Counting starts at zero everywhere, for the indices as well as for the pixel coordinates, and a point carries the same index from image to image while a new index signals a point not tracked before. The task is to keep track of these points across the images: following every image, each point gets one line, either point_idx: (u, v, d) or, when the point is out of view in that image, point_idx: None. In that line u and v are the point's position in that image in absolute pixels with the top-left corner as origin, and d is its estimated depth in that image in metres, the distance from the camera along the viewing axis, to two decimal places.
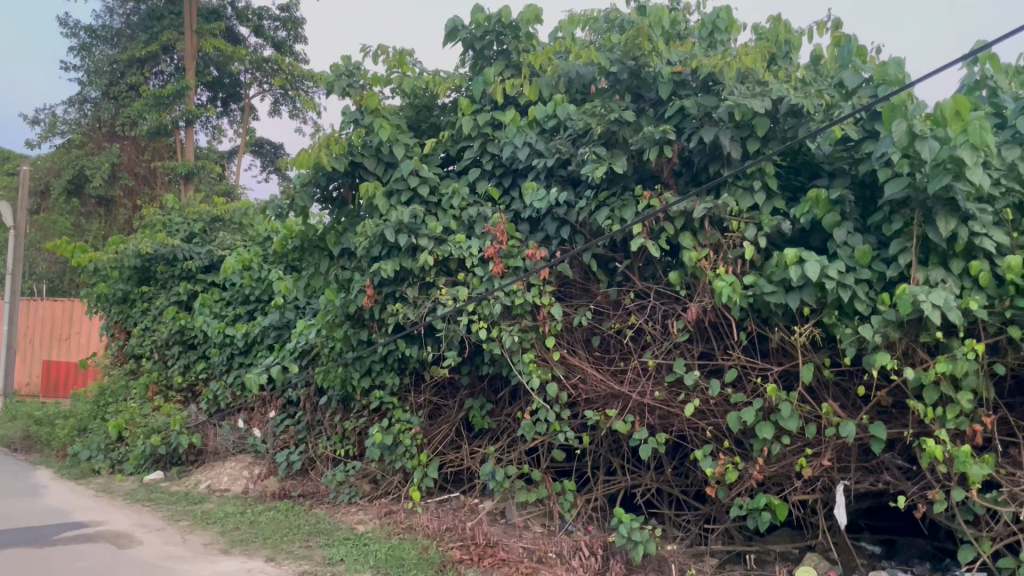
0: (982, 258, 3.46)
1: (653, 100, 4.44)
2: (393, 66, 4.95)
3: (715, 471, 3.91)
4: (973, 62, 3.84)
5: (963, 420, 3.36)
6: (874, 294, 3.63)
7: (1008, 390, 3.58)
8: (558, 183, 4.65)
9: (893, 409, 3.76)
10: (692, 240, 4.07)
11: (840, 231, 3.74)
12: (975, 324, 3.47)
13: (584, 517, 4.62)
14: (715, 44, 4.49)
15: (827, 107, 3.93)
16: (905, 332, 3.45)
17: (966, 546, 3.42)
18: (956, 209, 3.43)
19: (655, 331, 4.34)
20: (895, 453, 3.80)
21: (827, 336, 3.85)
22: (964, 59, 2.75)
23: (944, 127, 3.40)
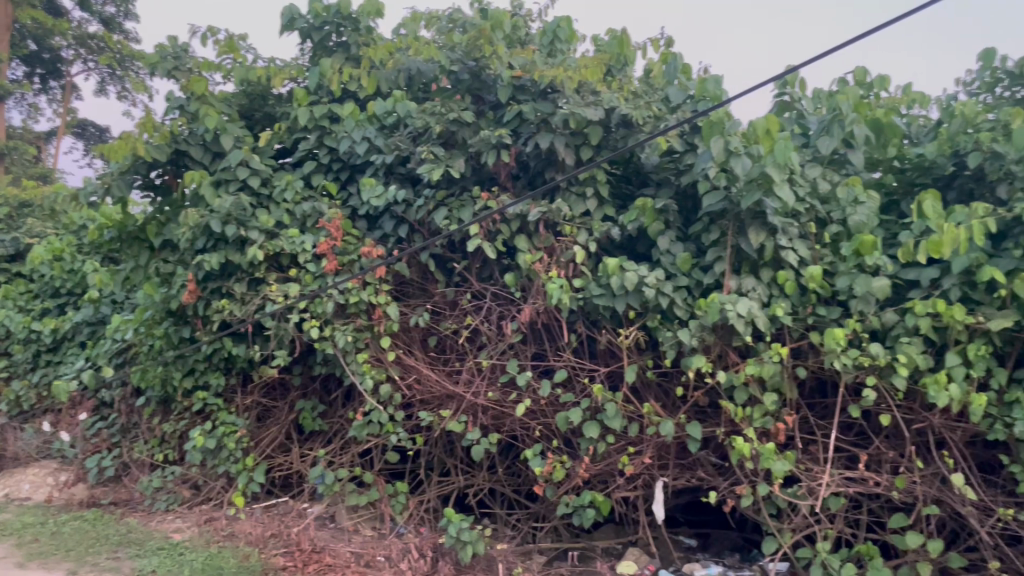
0: (788, 269, 3.71)
1: (493, 103, 4.48)
2: (224, 52, 4.72)
3: (543, 470, 3.98)
4: (782, 85, 4.12)
5: (768, 419, 3.59)
6: (692, 299, 3.81)
7: (810, 390, 3.83)
8: (397, 180, 4.58)
9: (709, 409, 3.96)
10: (526, 243, 4.12)
11: (664, 239, 3.92)
12: (782, 329, 3.71)
13: (416, 519, 4.59)
14: (555, 54, 4.49)
15: (655, 119, 4.10)
16: (720, 336, 3.65)
17: (769, 538, 3.62)
18: (766, 222, 3.66)
19: (490, 332, 4.37)
20: (709, 451, 4.00)
21: (651, 339, 4.02)
22: (771, 82, 2.95)
23: (757, 144, 3.61)
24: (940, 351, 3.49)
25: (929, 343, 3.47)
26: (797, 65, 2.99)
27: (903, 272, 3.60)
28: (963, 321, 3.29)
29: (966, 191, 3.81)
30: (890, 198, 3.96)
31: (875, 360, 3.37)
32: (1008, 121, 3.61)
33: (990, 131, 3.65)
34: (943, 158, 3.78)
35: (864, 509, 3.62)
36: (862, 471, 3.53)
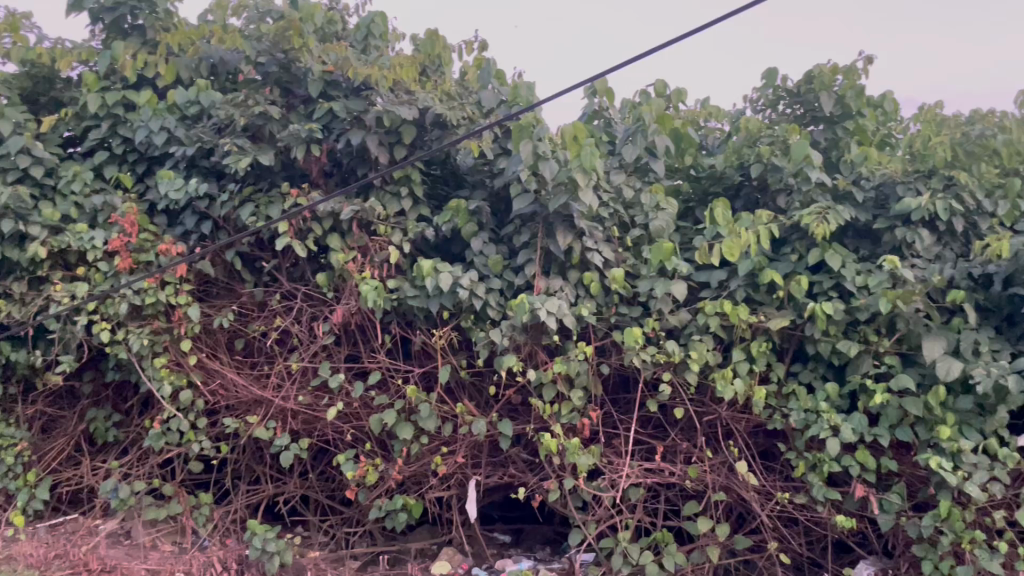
0: (593, 270, 3.85)
1: (303, 97, 4.34)
2: (2, 31, 4.29)
3: (355, 474, 3.89)
4: (592, 94, 4.16)
5: (575, 415, 3.71)
6: (505, 300, 3.86)
7: (614, 386, 3.98)
8: (200, 174, 4.32)
9: (520, 407, 4.02)
10: (339, 241, 3.99)
11: (477, 240, 3.94)
12: (587, 328, 3.84)
13: (221, 531, 4.37)
14: (369, 49, 4.42)
15: (470, 122, 4.14)
16: (529, 336, 3.73)
17: (575, 530, 3.72)
18: (572, 225, 3.78)
19: (301, 334, 4.22)
20: (520, 448, 4.07)
21: (464, 339, 4.03)
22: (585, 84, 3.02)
23: (564, 149, 3.70)
24: (728, 347, 3.74)
25: (718, 340, 3.71)
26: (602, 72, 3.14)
27: (696, 273, 3.82)
28: (747, 320, 3.55)
29: (752, 201, 4.11)
30: (686, 206, 4.20)
31: (671, 357, 3.56)
32: (786, 136, 3.90)
33: (771, 145, 3.94)
34: (731, 169, 4.06)
35: (661, 498, 3.80)
36: (659, 461, 3.72)
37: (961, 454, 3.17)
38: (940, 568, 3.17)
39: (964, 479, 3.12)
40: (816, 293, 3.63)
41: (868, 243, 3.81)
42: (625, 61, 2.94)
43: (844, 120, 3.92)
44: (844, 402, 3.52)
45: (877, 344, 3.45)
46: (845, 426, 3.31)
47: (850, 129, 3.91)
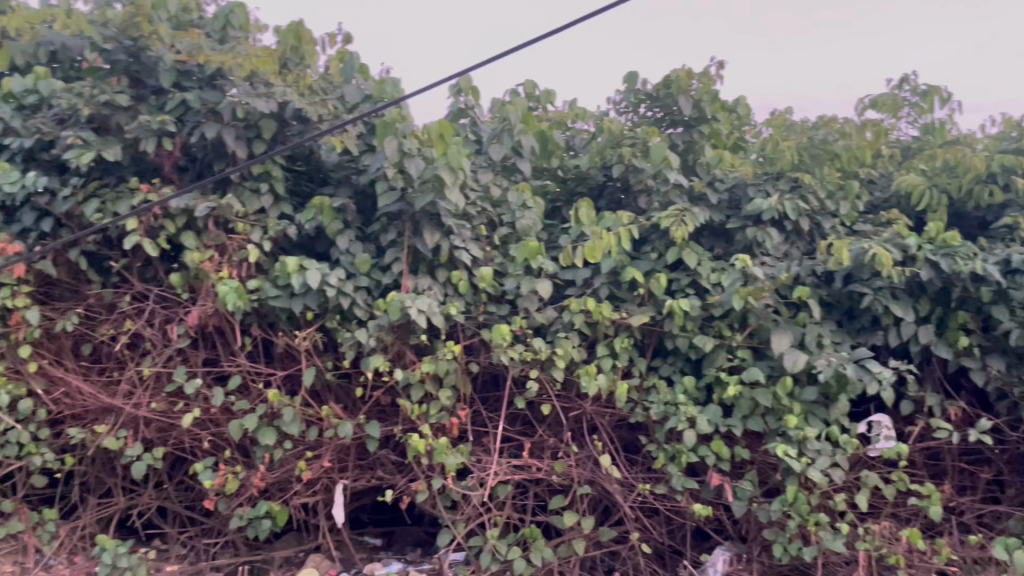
0: (461, 268, 3.83)
1: (155, 88, 4.11)
2: None
3: (214, 483, 3.73)
4: (458, 91, 4.09)
5: (443, 414, 3.67)
6: (372, 300, 3.79)
7: (483, 384, 3.97)
8: (39, 168, 4.04)
9: (389, 409, 3.95)
10: (194, 240, 3.80)
11: (343, 238, 3.84)
12: (455, 327, 3.81)
13: (68, 549, 4.09)
14: (227, 40, 4.20)
15: (333, 118, 4.05)
16: (396, 335, 3.67)
17: (443, 530, 3.68)
18: (439, 223, 3.74)
19: (154, 338, 4.01)
20: (389, 450, 4.01)
21: (329, 339, 3.93)
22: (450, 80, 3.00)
23: (430, 147, 3.64)
24: (593, 344, 3.80)
25: (584, 336, 3.76)
26: (470, 69, 3.11)
27: (562, 272, 3.87)
28: (610, 317, 3.62)
29: (615, 201, 4.20)
30: (554, 205, 4.26)
31: (537, 354, 3.59)
32: (646, 139, 3.98)
33: (632, 147, 4.00)
34: (595, 170, 4.15)
35: (530, 494, 3.82)
36: (526, 458, 3.73)
37: (807, 441, 3.35)
38: (789, 550, 3.33)
39: (808, 465, 3.29)
40: (674, 290, 3.74)
41: (723, 242, 3.97)
42: (489, 59, 2.94)
43: (700, 123, 4.06)
44: (702, 394, 3.64)
45: (731, 338, 3.61)
46: (701, 418, 3.43)
47: (705, 132, 4.06)
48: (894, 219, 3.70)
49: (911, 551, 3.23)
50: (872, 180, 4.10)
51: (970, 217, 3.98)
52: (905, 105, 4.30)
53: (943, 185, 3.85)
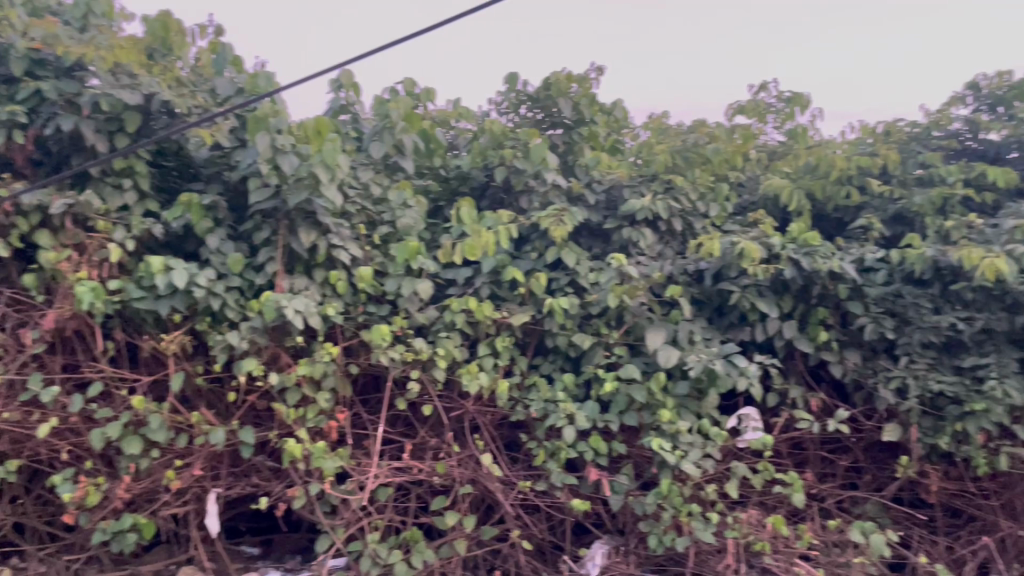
0: (340, 268, 3.74)
1: (6, 77, 3.84)
2: None
3: (74, 496, 3.50)
4: (337, 87, 3.97)
5: (322, 418, 3.58)
6: (244, 300, 3.66)
7: (362, 386, 3.91)
8: None
9: (264, 414, 3.83)
10: (49, 238, 3.57)
11: (214, 237, 3.69)
12: (334, 329, 3.72)
13: None
14: (88, 29, 3.96)
15: (202, 111, 3.90)
16: (270, 338, 3.55)
17: (322, 536, 3.58)
18: (316, 222, 3.62)
19: (7, 342, 3.66)
20: (265, 455, 3.89)
21: (199, 342, 3.77)
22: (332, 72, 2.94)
23: (305, 144, 3.52)
24: (474, 343, 3.78)
25: (466, 336, 3.73)
26: (351, 59, 3.04)
27: (443, 271, 3.85)
28: (492, 316, 3.59)
29: (496, 201, 4.18)
30: (436, 204, 4.20)
31: (418, 355, 3.53)
32: (526, 140, 3.96)
33: (513, 148, 4.00)
34: (477, 170, 4.13)
35: (411, 496, 3.78)
36: (407, 460, 3.69)
37: (679, 435, 3.43)
38: (663, 541, 3.40)
39: (682, 458, 3.37)
40: (554, 290, 3.77)
41: (600, 242, 4.04)
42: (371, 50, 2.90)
43: (580, 125, 4.10)
44: (580, 391, 3.68)
45: (607, 336, 3.67)
46: (580, 414, 3.46)
47: (584, 134, 4.11)
48: (759, 220, 3.88)
49: (777, 538, 3.37)
50: (741, 183, 4.29)
51: (829, 219, 4.19)
52: (770, 111, 4.49)
53: (808, 188, 4.01)
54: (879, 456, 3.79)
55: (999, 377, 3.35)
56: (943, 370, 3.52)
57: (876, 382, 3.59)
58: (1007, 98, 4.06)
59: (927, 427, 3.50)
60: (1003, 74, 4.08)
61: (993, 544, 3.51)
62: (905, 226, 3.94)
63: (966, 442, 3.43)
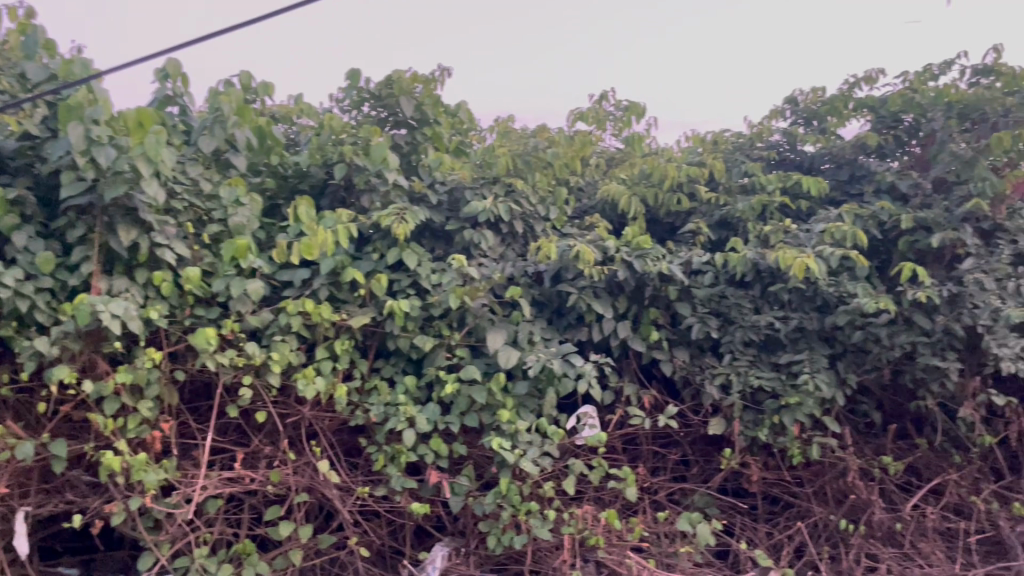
0: (165, 268, 3.53)
1: None
2: None
3: None
4: (163, 76, 3.75)
5: (144, 428, 3.36)
6: (56, 303, 3.38)
7: (191, 393, 3.71)
8: None
9: (79, 425, 3.56)
10: None
11: (20, 235, 3.39)
12: (157, 333, 3.51)
13: None
14: None
15: (7, 97, 3.59)
16: (85, 343, 3.31)
17: (145, 554, 3.37)
18: (138, 219, 3.41)
19: None
20: (81, 469, 3.61)
21: (4, 349, 3.46)
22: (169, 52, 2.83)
23: (124, 136, 3.29)
24: (311, 347, 3.67)
25: (302, 339, 3.61)
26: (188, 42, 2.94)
27: (278, 272, 3.69)
28: (329, 319, 3.48)
29: (337, 200, 4.08)
30: (274, 202, 4.01)
31: (251, 359, 3.38)
32: (368, 139, 3.89)
33: (353, 146, 3.91)
34: (316, 167, 4.01)
35: (244, 507, 3.63)
36: (239, 469, 3.53)
37: (518, 434, 3.46)
38: (502, 540, 3.42)
39: (521, 456, 3.39)
40: (395, 291, 3.71)
41: (443, 244, 4.02)
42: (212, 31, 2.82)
43: (423, 125, 4.04)
44: (421, 394, 3.64)
45: (449, 338, 3.66)
46: (420, 417, 3.41)
47: (427, 134, 4.04)
48: (596, 223, 4.00)
49: (610, 531, 3.46)
50: (580, 188, 4.41)
51: (662, 223, 4.37)
52: (608, 118, 4.63)
53: (642, 194, 4.18)
54: (707, 448, 3.98)
55: (811, 371, 3.60)
56: (762, 366, 3.74)
57: (703, 378, 3.77)
58: (821, 112, 4.38)
59: (748, 420, 3.71)
60: (817, 91, 4.41)
61: (807, 528, 3.75)
62: (731, 231, 4.16)
63: (783, 433, 3.66)
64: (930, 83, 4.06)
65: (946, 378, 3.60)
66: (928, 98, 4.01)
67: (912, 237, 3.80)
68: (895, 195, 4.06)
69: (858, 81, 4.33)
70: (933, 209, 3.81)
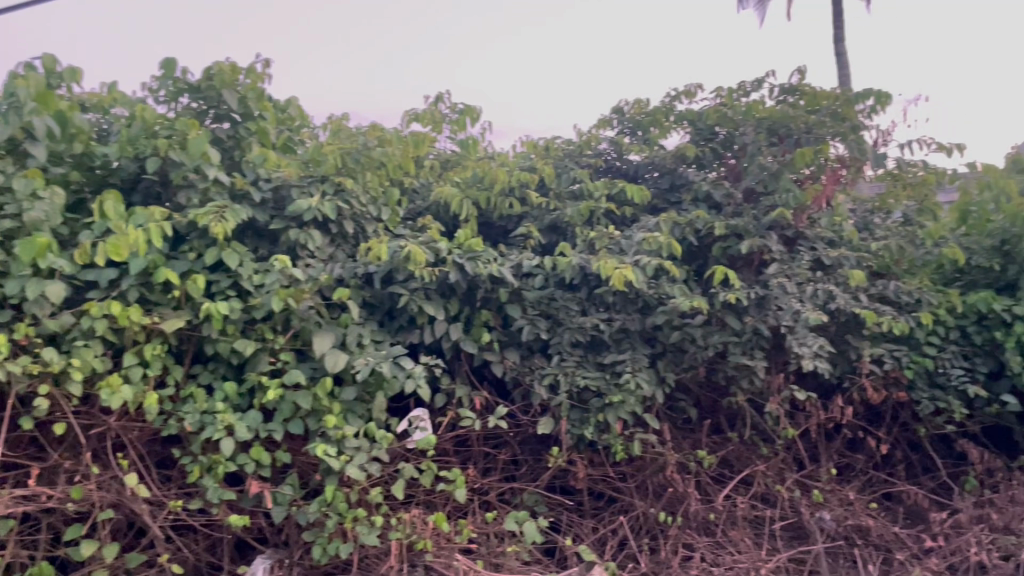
0: None
1: None
2: None
3: None
4: None
5: None
6: None
7: None
8: None
9: None
10: None
11: None
12: None
13: None
14: None
15: None
16: None
17: None
18: None
19: None
20: None
21: None
22: None
23: None
24: (119, 352, 3.42)
25: (108, 345, 3.36)
26: None
27: (81, 272, 3.41)
28: (139, 322, 3.26)
29: (151, 195, 3.83)
30: (78, 195, 3.70)
31: (48, 366, 3.11)
32: (185, 132, 3.64)
33: (168, 139, 3.67)
34: (127, 160, 3.72)
35: (40, 527, 3.33)
36: (34, 486, 3.24)
37: (345, 439, 3.37)
38: (326, 549, 3.32)
39: (347, 462, 3.31)
40: (213, 293, 3.52)
41: (267, 243, 3.87)
42: None
43: (247, 120, 3.86)
44: (242, 400, 3.48)
45: (273, 341, 3.50)
46: (239, 425, 3.26)
47: (252, 129, 3.86)
48: (427, 225, 3.99)
49: (438, 534, 3.45)
50: (414, 190, 4.39)
51: (495, 226, 4.41)
52: (443, 120, 4.62)
53: (475, 197, 4.20)
54: (536, 447, 4.05)
55: (633, 370, 3.76)
56: (587, 366, 3.85)
57: (532, 379, 3.83)
58: (644, 123, 4.58)
59: (575, 419, 3.80)
60: (641, 102, 4.61)
61: (629, 522, 3.89)
62: (560, 235, 4.26)
63: (607, 430, 3.78)
64: (741, 99, 4.32)
65: (754, 375, 3.86)
66: (739, 113, 4.24)
67: (725, 244, 4.04)
68: (710, 204, 4.28)
69: (678, 94, 4.54)
70: (743, 217, 4.07)
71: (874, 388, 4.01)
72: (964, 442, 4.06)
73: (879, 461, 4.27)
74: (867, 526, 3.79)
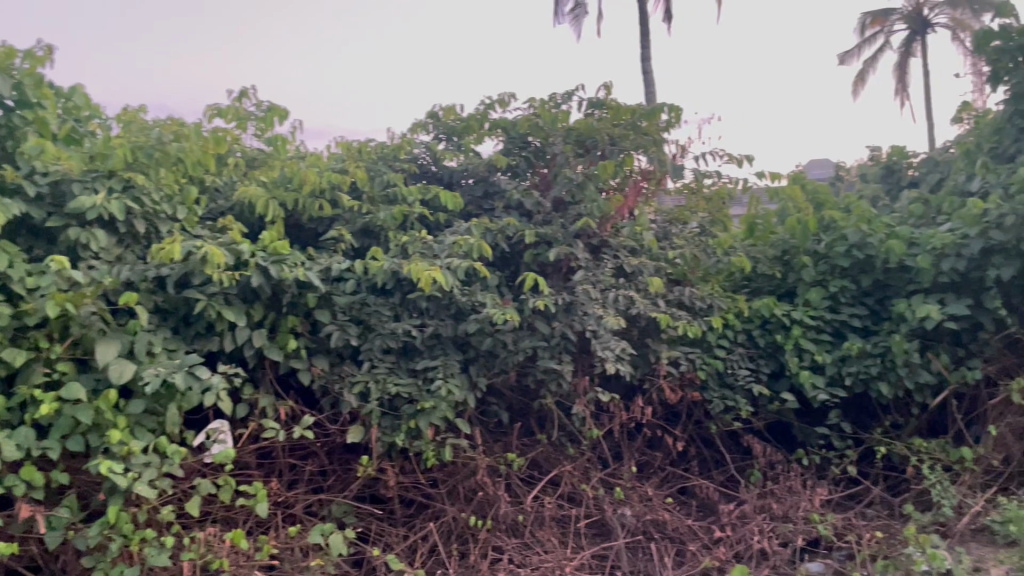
0: None
1: None
2: None
3: None
4: None
5: None
6: None
7: None
8: None
9: None
10: None
11: None
12: None
13: None
14: None
15: None
16: None
17: None
18: None
19: None
20: None
21: None
22: None
23: None
24: None
25: None
26: None
27: None
28: None
29: None
30: None
31: None
32: None
33: None
34: None
35: None
36: None
37: (132, 456, 3.12)
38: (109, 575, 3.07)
39: (135, 480, 3.08)
40: None
41: (43, 243, 3.54)
42: None
43: (22, 107, 3.52)
44: (12, 416, 3.16)
45: (48, 351, 3.21)
46: (6, 443, 2.95)
47: (28, 118, 3.53)
48: (228, 226, 3.80)
49: (237, 552, 3.28)
50: (215, 188, 4.17)
51: (304, 229, 4.28)
52: (249, 117, 4.43)
53: (282, 198, 4.03)
54: (344, 457, 3.96)
55: (444, 377, 3.76)
56: (399, 372, 3.82)
57: (341, 387, 3.73)
58: (458, 129, 4.62)
59: (386, 426, 3.75)
60: (454, 107, 4.63)
61: (439, 528, 3.87)
62: (372, 239, 4.20)
63: (418, 437, 3.75)
64: (552, 110, 4.43)
65: (562, 378, 3.97)
66: (548, 123, 4.36)
67: (535, 250, 4.16)
68: (521, 212, 4.38)
69: (492, 102, 4.61)
70: (552, 225, 4.20)
71: (671, 388, 4.26)
72: (749, 437, 4.41)
73: (675, 458, 4.53)
74: (663, 520, 3.98)
